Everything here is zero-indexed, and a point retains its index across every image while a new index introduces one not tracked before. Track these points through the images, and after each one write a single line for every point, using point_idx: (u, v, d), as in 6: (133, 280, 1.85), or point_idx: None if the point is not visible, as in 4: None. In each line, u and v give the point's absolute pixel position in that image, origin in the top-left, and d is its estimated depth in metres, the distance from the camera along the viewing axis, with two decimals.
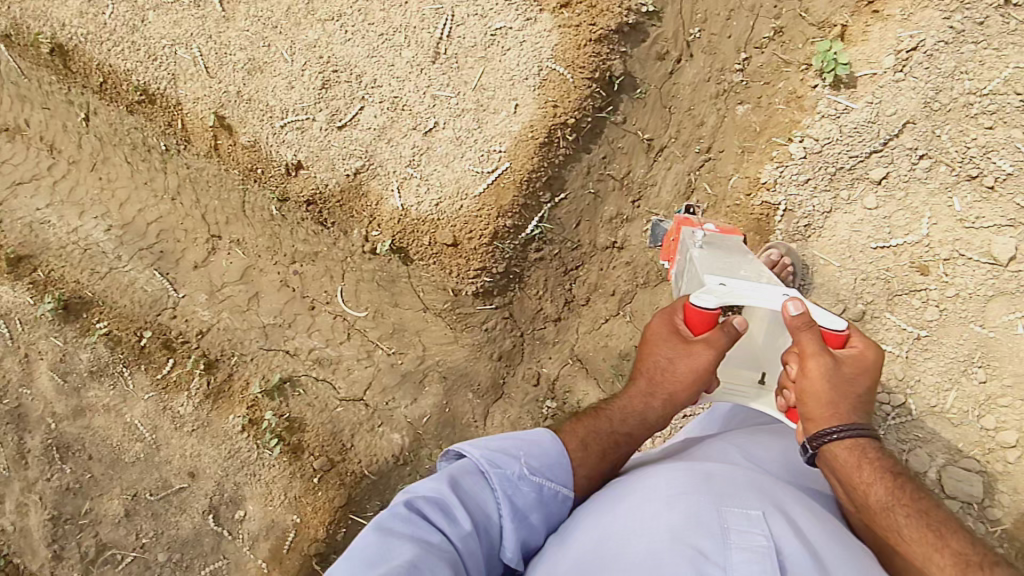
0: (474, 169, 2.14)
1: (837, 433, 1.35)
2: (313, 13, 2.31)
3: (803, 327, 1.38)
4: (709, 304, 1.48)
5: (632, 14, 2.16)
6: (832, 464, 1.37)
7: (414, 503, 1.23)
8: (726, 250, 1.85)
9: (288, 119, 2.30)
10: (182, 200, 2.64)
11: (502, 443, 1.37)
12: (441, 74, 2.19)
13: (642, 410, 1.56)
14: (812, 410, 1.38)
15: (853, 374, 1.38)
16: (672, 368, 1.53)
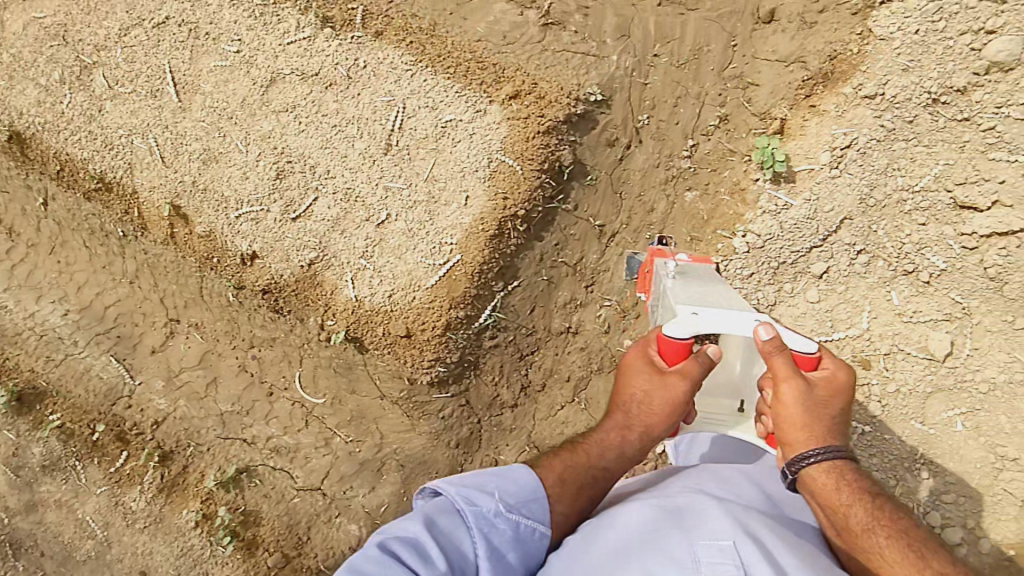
0: (427, 262, 2.17)
1: (815, 456, 1.41)
2: (267, 105, 2.33)
3: (775, 351, 1.45)
4: (681, 333, 1.55)
5: (579, 104, 2.21)
6: (811, 488, 1.43)
7: (389, 544, 1.21)
8: (699, 280, 1.93)
9: (243, 210, 2.32)
10: (140, 285, 2.60)
11: (477, 479, 1.38)
12: (393, 165, 2.22)
13: (620, 444, 1.57)
14: (790, 435, 1.44)
15: (825, 396, 1.45)
16: (647, 400, 1.57)
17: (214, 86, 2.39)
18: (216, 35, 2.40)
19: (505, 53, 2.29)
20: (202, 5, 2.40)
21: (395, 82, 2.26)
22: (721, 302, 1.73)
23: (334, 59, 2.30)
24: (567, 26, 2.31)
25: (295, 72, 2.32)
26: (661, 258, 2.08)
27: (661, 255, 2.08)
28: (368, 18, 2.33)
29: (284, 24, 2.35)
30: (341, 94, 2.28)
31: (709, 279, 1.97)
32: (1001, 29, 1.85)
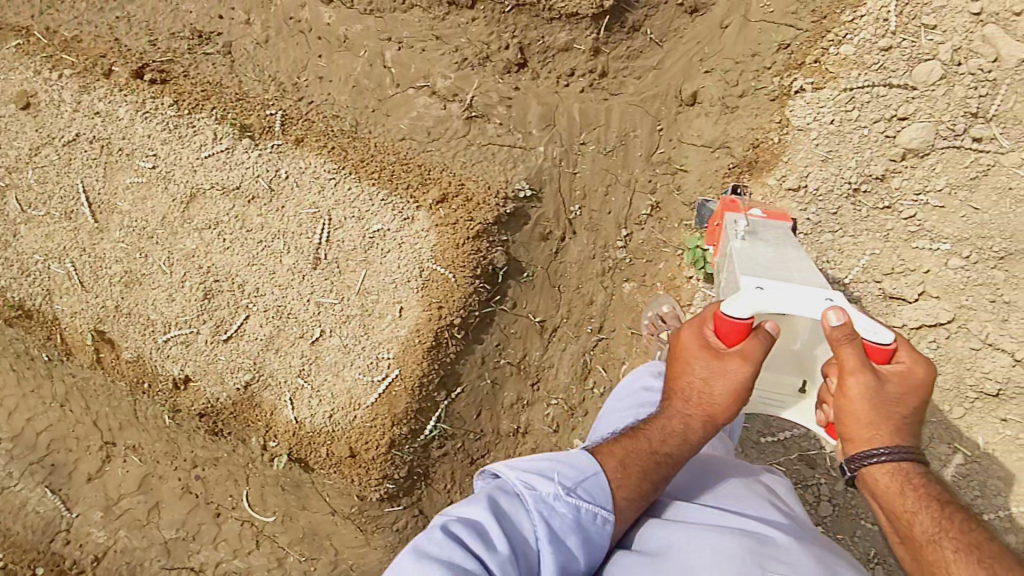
0: (366, 378, 2.11)
1: (880, 456, 1.19)
2: (189, 222, 2.25)
3: (843, 340, 1.21)
4: (742, 311, 1.29)
5: (508, 202, 2.20)
6: (872, 490, 1.22)
7: (443, 531, 1.11)
8: (772, 249, 1.72)
9: (171, 333, 2.22)
10: (71, 407, 2.51)
11: (536, 463, 1.26)
12: (323, 280, 2.16)
13: (680, 432, 1.33)
14: (850, 431, 1.21)
15: (901, 392, 1.19)
16: (707, 388, 1.31)
17: (133, 203, 2.29)
18: (130, 150, 2.31)
19: (431, 151, 2.29)
20: (115, 119, 2.33)
21: (320, 192, 2.20)
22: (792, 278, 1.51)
23: (255, 171, 2.24)
24: (492, 117, 2.33)
25: (216, 186, 2.24)
26: (731, 218, 1.89)
27: (734, 210, 1.91)
28: (288, 122, 2.33)
29: (201, 136, 2.29)
30: (265, 207, 2.22)
31: (780, 248, 1.74)
32: (913, 115, 1.91)
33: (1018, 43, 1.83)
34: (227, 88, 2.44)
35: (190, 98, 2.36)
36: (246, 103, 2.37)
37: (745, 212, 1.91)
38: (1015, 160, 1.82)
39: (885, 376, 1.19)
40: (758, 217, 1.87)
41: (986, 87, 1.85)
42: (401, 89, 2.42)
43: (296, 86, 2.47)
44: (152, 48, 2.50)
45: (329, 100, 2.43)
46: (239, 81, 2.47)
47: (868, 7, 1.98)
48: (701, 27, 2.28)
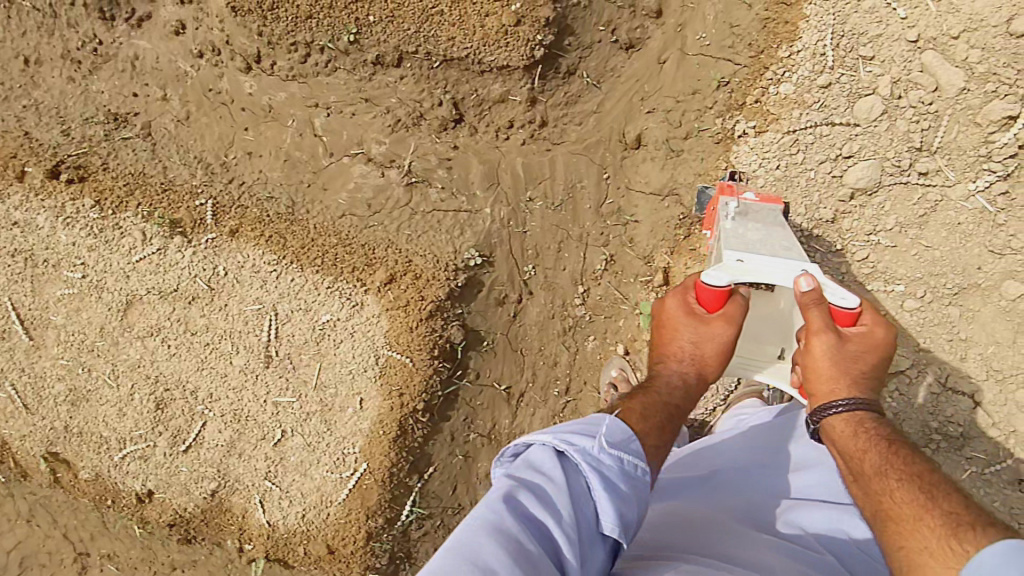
0: (334, 475, 2.07)
1: (840, 404, 1.32)
2: (129, 330, 2.14)
3: (812, 304, 1.37)
4: (720, 280, 1.50)
5: (460, 273, 2.14)
6: (832, 438, 1.34)
7: (495, 500, 1.11)
8: (763, 223, 1.73)
9: (127, 449, 2.14)
10: (38, 522, 2.41)
11: (571, 427, 1.28)
12: (278, 379, 2.09)
13: (681, 387, 1.54)
14: (815, 387, 1.37)
15: (860, 351, 1.35)
16: (698, 349, 1.55)
17: (67, 316, 2.17)
18: (57, 260, 2.18)
19: (373, 226, 2.20)
20: (35, 229, 2.20)
21: (262, 287, 2.11)
22: (775, 245, 1.62)
23: (192, 271, 2.13)
24: (433, 182, 2.22)
25: (152, 291, 2.13)
26: (726, 197, 1.84)
27: (728, 193, 1.85)
28: (220, 211, 2.21)
29: (129, 239, 2.16)
30: (207, 307, 2.12)
31: (774, 222, 1.76)
32: (858, 153, 1.87)
33: (956, 71, 1.79)
34: (152, 177, 2.28)
35: (112, 196, 2.21)
36: (173, 193, 2.24)
37: (739, 195, 1.85)
38: (961, 193, 1.82)
39: (846, 336, 1.36)
40: (750, 199, 1.82)
41: (928, 120, 1.82)
42: (336, 158, 2.30)
43: (225, 166, 2.33)
44: (66, 139, 2.36)
45: (261, 178, 2.30)
46: (164, 167, 2.31)
47: (804, 41, 1.90)
48: (639, 64, 2.21)
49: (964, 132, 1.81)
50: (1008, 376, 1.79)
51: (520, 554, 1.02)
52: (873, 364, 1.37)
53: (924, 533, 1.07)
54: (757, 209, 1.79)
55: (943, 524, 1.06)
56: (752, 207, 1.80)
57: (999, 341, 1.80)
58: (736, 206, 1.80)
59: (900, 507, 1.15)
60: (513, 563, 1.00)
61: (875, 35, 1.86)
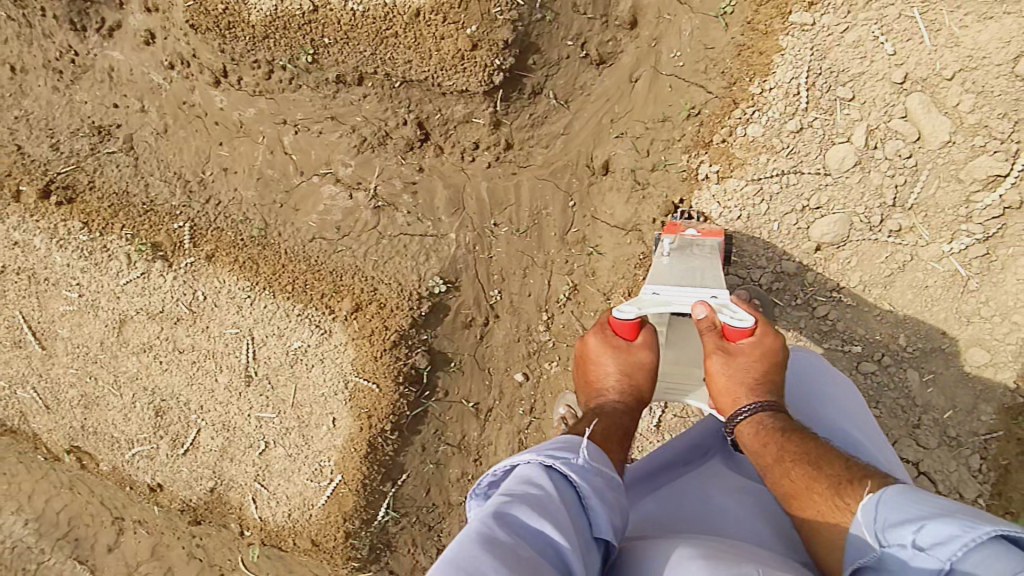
0: (314, 482, 2.28)
1: (744, 412, 1.28)
2: (126, 345, 2.31)
3: (706, 329, 1.35)
4: (628, 313, 1.41)
5: (423, 301, 2.16)
6: (742, 443, 1.29)
7: (489, 516, 0.92)
8: (693, 255, 1.63)
9: (135, 448, 2.41)
10: (80, 490, 2.63)
11: (551, 445, 1.12)
12: (258, 396, 2.25)
13: (618, 415, 1.37)
14: (721, 399, 1.33)
15: (755, 360, 1.31)
16: (626, 376, 1.41)
17: (71, 329, 2.34)
18: (55, 279, 2.32)
19: (341, 250, 2.21)
20: (33, 250, 2.32)
21: (238, 312, 2.22)
22: (697, 275, 1.52)
23: (173, 295, 2.25)
24: (399, 207, 2.21)
25: (142, 311, 2.28)
26: (669, 235, 1.77)
27: (670, 231, 1.79)
28: (197, 234, 2.27)
29: (115, 262, 2.27)
30: (191, 328, 2.26)
31: (708, 253, 1.64)
32: (826, 206, 1.78)
33: (943, 120, 1.67)
34: (134, 196, 2.32)
35: (99, 217, 2.29)
36: (154, 215, 2.29)
37: (680, 232, 1.78)
38: (933, 253, 1.73)
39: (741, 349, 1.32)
40: (690, 235, 1.75)
41: (905, 174, 1.72)
42: (306, 177, 2.29)
43: (202, 183, 2.34)
44: (56, 155, 2.35)
45: (236, 197, 2.31)
46: (145, 184, 2.34)
47: (776, 79, 1.78)
48: (610, 81, 2.05)
49: (943, 188, 1.70)
50: (962, 443, 1.81)
51: (522, 568, 0.85)
52: (770, 368, 1.32)
53: (815, 502, 1.11)
54: (692, 242, 1.71)
55: (829, 489, 1.11)
56: (689, 240, 1.72)
57: (957, 406, 1.79)
58: (673, 242, 1.71)
59: (797, 486, 1.17)
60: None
61: (858, 69, 1.72)
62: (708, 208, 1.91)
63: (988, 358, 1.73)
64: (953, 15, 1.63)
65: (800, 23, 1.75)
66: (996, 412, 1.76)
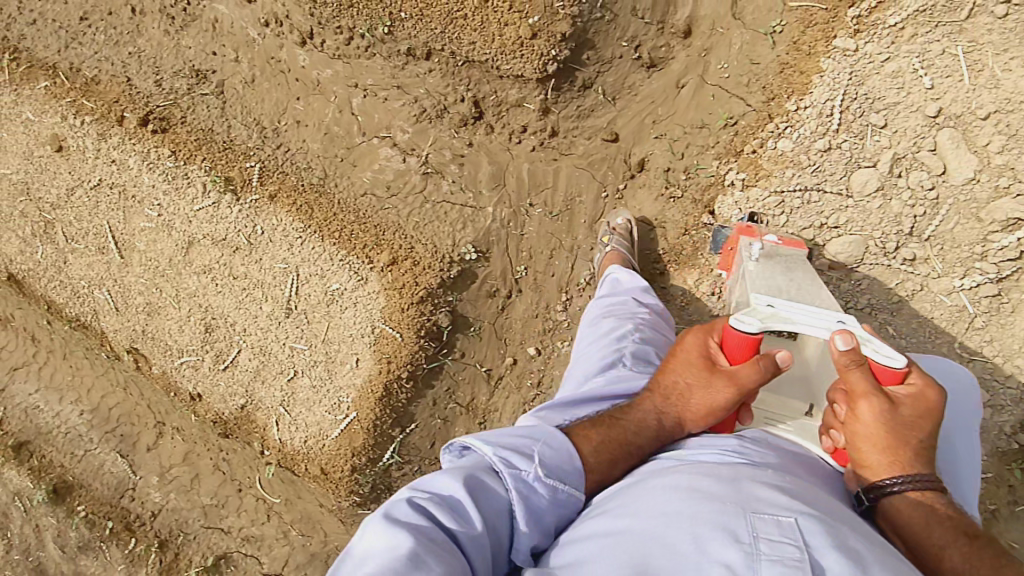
0: (331, 415, 2.44)
1: (900, 487, 1.07)
2: (190, 265, 2.56)
3: (852, 366, 1.12)
4: (750, 329, 1.23)
5: (454, 265, 2.32)
6: (894, 522, 1.08)
7: (412, 498, 1.04)
8: (784, 266, 1.68)
9: (184, 358, 2.64)
10: (132, 390, 2.90)
11: (514, 441, 1.19)
12: (295, 327, 2.45)
13: (653, 427, 1.29)
14: (863, 454, 1.11)
15: (917, 418, 1.10)
16: (688, 394, 1.29)
17: (147, 244, 2.63)
18: (141, 197, 2.62)
19: (388, 208, 2.40)
20: (127, 169, 2.63)
21: (289, 249, 2.43)
22: (797, 287, 1.54)
23: (237, 226, 2.49)
24: (445, 175, 2.38)
25: (207, 236, 2.53)
26: (749, 237, 1.82)
27: (748, 234, 1.85)
28: (265, 175, 2.51)
29: (193, 190, 2.54)
30: (247, 258, 2.49)
31: (796, 262, 1.71)
32: (845, 226, 1.90)
33: (971, 158, 1.73)
34: (217, 135, 2.60)
35: (185, 149, 2.58)
36: (232, 153, 2.56)
37: (761, 237, 1.81)
38: (943, 286, 1.83)
39: (897, 399, 1.11)
40: (773, 241, 1.78)
41: (925, 206, 1.80)
42: (368, 138, 2.49)
43: (276, 131, 2.58)
44: (158, 90, 2.65)
45: (304, 147, 2.54)
46: (229, 126, 2.61)
47: (812, 99, 1.89)
48: (657, 84, 2.18)
49: (962, 225, 1.78)
50: None
51: (437, 550, 0.95)
52: (931, 428, 1.11)
53: None
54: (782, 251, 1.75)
55: None
56: (775, 248, 1.76)
57: None
58: (761, 248, 1.76)
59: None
60: (434, 556, 0.94)
61: (892, 98, 1.81)
62: (730, 214, 2.05)
63: (985, 397, 1.83)
64: (999, 58, 1.69)
65: (842, 48, 1.86)
66: (988, 454, 1.87)
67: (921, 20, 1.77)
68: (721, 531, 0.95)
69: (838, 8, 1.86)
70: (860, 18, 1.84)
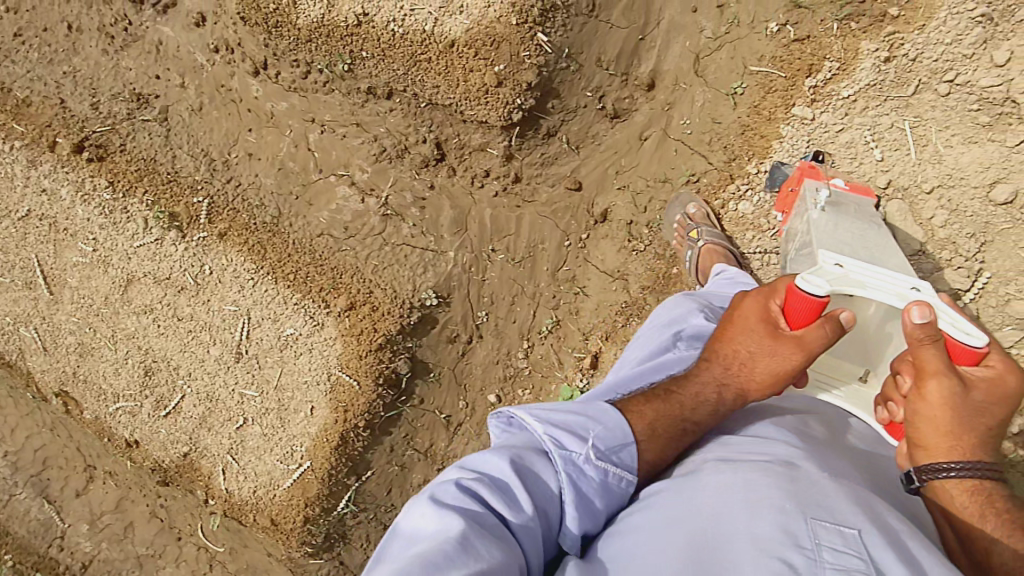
0: (283, 465, 2.35)
1: (959, 472, 1.00)
2: (129, 304, 2.41)
3: (924, 339, 1.04)
4: (818, 291, 1.17)
5: (414, 311, 2.26)
6: (949, 509, 1.02)
7: (461, 478, 1.04)
8: (853, 222, 1.62)
9: (120, 403, 2.48)
10: (60, 432, 2.71)
11: (564, 416, 1.15)
12: (245, 373, 2.34)
13: (714, 401, 1.25)
14: (920, 433, 1.05)
15: (988, 401, 1.02)
16: (751, 363, 1.26)
17: (79, 280, 2.45)
18: (74, 231, 2.44)
19: (345, 250, 2.32)
20: (58, 200, 2.44)
21: (240, 291, 2.32)
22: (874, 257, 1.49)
23: (182, 265, 2.36)
24: (405, 218, 2.32)
25: (149, 275, 2.38)
26: (812, 179, 1.75)
27: (813, 176, 1.76)
28: (214, 211, 2.39)
29: (133, 225, 2.38)
30: (193, 299, 2.36)
31: (868, 220, 1.65)
32: None
33: (917, 230, 1.80)
34: (161, 165, 2.45)
35: (124, 180, 2.42)
36: (176, 186, 2.42)
37: (828, 180, 1.75)
38: None
39: (969, 378, 1.03)
40: (840, 188, 1.71)
41: None
42: (324, 175, 2.40)
43: (226, 163, 2.47)
44: (94, 114, 2.49)
45: (255, 183, 2.44)
46: (173, 156, 2.47)
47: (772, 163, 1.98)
48: (621, 135, 2.21)
49: None
50: None
51: (486, 536, 0.96)
52: (1001, 417, 1.03)
53: None
54: (847, 197, 1.70)
55: None
56: (842, 194, 1.70)
57: None
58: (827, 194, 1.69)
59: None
60: (482, 543, 0.94)
61: (840, 165, 1.91)
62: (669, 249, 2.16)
63: None
64: (942, 133, 1.79)
65: (800, 116, 1.95)
66: None
67: (871, 93, 1.86)
68: (786, 538, 0.94)
69: (796, 77, 1.95)
70: (816, 87, 1.93)
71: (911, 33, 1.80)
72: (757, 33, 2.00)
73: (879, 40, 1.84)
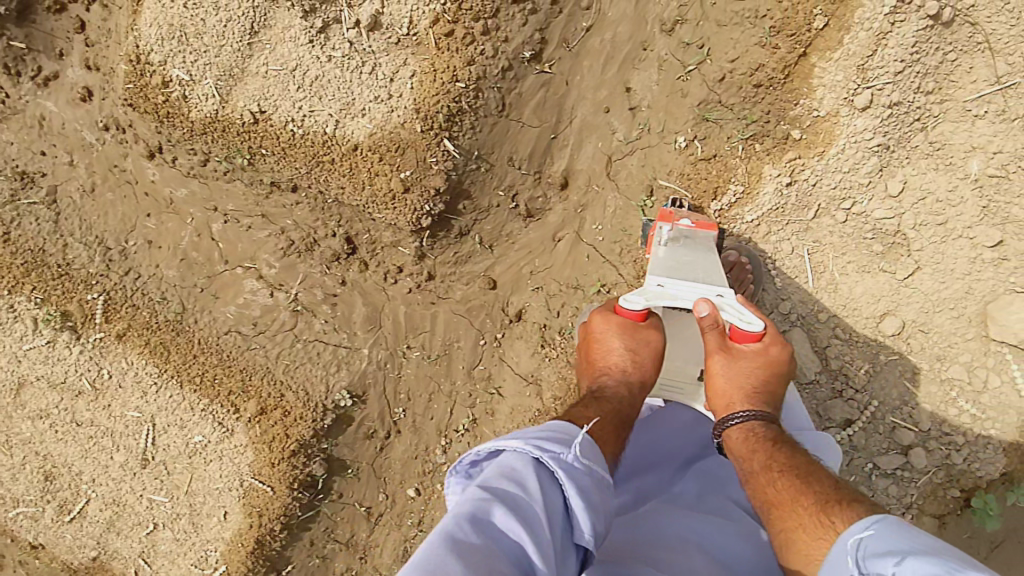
0: (197, 568, 2.29)
1: (734, 417, 1.35)
2: (22, 408, 2.27)
3: (709, 328, 1.36)
4: (635, 306, 1.41)
5: (328, 413, 2.21)
6: (730, 449, 1.36)
7: (459, 515, 0.90)
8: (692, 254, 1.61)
9: (19, 508, 2.34)
10: None
11: (538, 433, 1.09)
12: (153, 480, 2.27)
13: (628, 397, 1.42)
14: (715, 402, 1.39)
15: (757, 366, 1.37)
16: (633, 359, 1.43)
17: None
18: None
19: (254, 348, 2.23)
20: None
21: (142, 397, 2.24)
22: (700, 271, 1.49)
23: (78, 368, 2.24)
24: (317, 314, 2.25)
25: (42, 379, 2.25)
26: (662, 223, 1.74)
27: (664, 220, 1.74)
28: (111, 309, 2.24)
29: (20, 326, 2.22)
30: (92, 404, 2.26)
31: (705, 249, 1.64)
32: None
33: (814, 357, 1.89)
34: (49, 255, 2.24)
35: (8, 276, 2.21)
36: (68, 281, 2.24)
37: (675, 220, 1.74)
38: None
39: (743, 353, 1.37)
40: (685, 226, 1.70)
41: None
42: (230, 267, 2.29)
43: (123, 253, 2.30)
44: None
45: (156, 275, 2.29)
46: (64, 245, 2.26)
47: None
48: (535, 234, 2.18)
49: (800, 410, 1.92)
50: None
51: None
52: (767, 378, 1.39)
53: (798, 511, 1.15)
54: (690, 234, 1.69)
55: (814, 504, 1.15)
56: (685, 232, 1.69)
57: None
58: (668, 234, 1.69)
59: (781, 494, 1.21)
60: None
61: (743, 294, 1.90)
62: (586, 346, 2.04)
63: None
64: (837, 261, 1.87)
65: None
66: None
67: (773, 217, 1.89)
68: None
69: (702, 198, 1.95)
70: (722, 211, 1.93)
71: (811, 159, 1.83)
72: (666, 145, 1.98)
73: (781, 165, 1.86)
